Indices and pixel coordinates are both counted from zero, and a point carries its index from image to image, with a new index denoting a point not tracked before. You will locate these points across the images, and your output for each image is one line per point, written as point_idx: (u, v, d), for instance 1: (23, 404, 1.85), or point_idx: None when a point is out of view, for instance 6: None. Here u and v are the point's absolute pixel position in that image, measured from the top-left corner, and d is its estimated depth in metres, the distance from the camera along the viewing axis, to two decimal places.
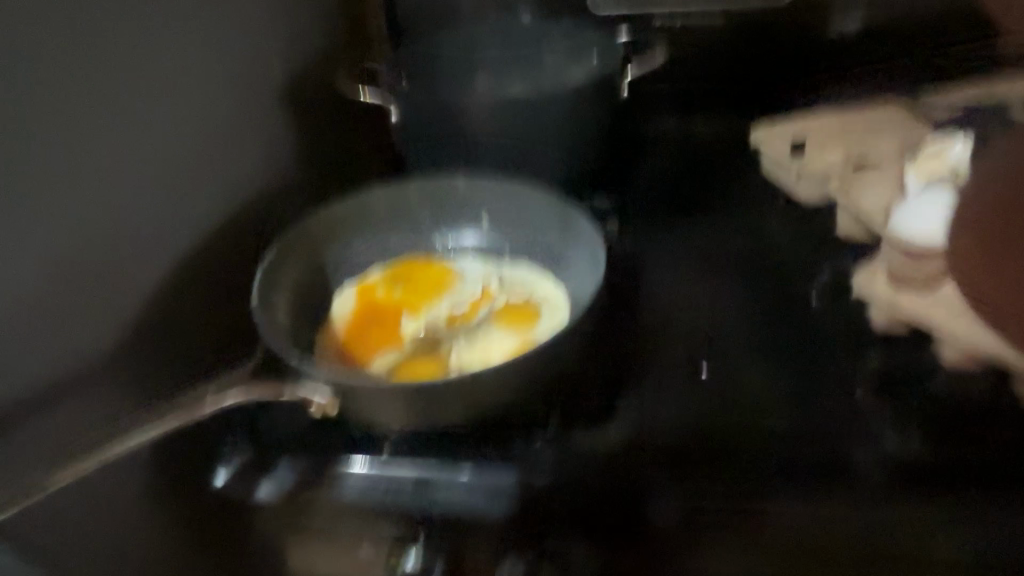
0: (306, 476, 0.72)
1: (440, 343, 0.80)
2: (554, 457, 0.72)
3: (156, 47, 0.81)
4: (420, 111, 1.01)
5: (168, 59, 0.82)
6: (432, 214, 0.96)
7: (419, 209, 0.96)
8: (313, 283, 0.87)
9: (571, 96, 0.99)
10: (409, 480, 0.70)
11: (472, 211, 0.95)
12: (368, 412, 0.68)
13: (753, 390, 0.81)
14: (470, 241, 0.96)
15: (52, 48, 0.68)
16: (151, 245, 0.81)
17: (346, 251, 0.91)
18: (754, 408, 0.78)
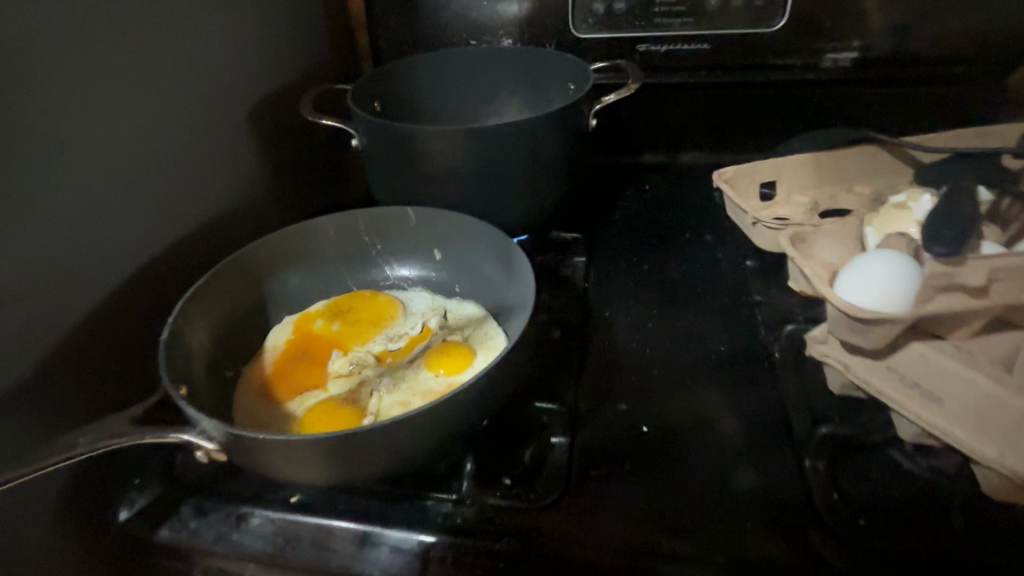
0: (210, 520, 0.69)
1: (365, 384, 0.78)
2: (467, 515, 0.67)
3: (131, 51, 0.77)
4: (378, 135, 0.98)
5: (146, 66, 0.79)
6: (382, 245, 0.94)
7: (370, 237, 0.93)
8: (251, 311, 0.86)
9: (536, 126, 0.95)
10: (313, 530, 0.67)
11: (423, 245, 0.93)
12: (265, 464, 0.61)
13: (697, 450, 0.75)
14: (419, 273, 0.95)
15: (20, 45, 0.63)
16: (106, 255, 0.75)
17: (291, 278, 0.90)
18: (697, 470, 0.72)
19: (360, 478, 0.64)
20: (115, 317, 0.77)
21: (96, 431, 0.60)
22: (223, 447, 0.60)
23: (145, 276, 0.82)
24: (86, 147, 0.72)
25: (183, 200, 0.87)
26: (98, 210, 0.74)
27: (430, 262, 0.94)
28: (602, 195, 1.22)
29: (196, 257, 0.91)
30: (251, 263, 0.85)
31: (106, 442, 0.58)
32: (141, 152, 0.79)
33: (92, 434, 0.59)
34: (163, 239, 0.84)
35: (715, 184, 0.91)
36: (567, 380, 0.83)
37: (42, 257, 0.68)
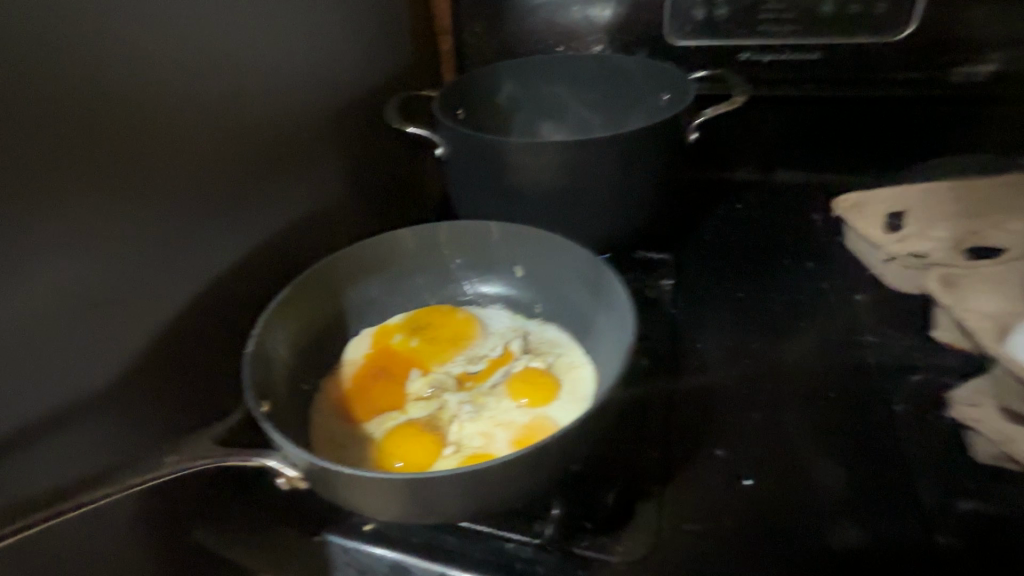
0: (282, 540, 0.66)
1: (444, 410, 0.76)
2: (548, 564, 0.62)
3: (227, 55, 0.76)
4: (464, 145, 0.93)
5: (238, 71, 0.78)
6: (463, 258, 0.90)
7: (450, 251, 0.89)
8: (329, 322, 0.84)
9: (634, 140, 0.89)
10: (387, 564, 0.63)
11: (505, 262, 0.89)
12: (343, 497, 0.59)
13: (810, 513, 0.66)
14: (499, 289, 0.90)
15: (121, 49, 0.63)
16: (188, 263, 0.75)
17: (370, 289, 0.87)
18: (812, 538, 0.64)
19: (436, 517, 0.59)
20: (197, 321, 0.77)
21: (180, 453, 0.59)
22: (303, 475, 0.59)
23: (227, 282, 0.81)
24: (180, 153, 0.72)
25: (267, 206, 0.87)
26: (189, 216, 0.74)
27: (511, 279, 0.89)
28: (692, 212, 1.12)
29: (276, 262, 0.90)
30: (331, 274, 0.82)
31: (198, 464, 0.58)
32: (232, 155, 0.79)
33: (174, 457, 0.59)
34: (246, 246, 0.84)
35: (842, 211, 0.92)
36: (658, 419, 0.76)
37: (133, 263, 0.68)
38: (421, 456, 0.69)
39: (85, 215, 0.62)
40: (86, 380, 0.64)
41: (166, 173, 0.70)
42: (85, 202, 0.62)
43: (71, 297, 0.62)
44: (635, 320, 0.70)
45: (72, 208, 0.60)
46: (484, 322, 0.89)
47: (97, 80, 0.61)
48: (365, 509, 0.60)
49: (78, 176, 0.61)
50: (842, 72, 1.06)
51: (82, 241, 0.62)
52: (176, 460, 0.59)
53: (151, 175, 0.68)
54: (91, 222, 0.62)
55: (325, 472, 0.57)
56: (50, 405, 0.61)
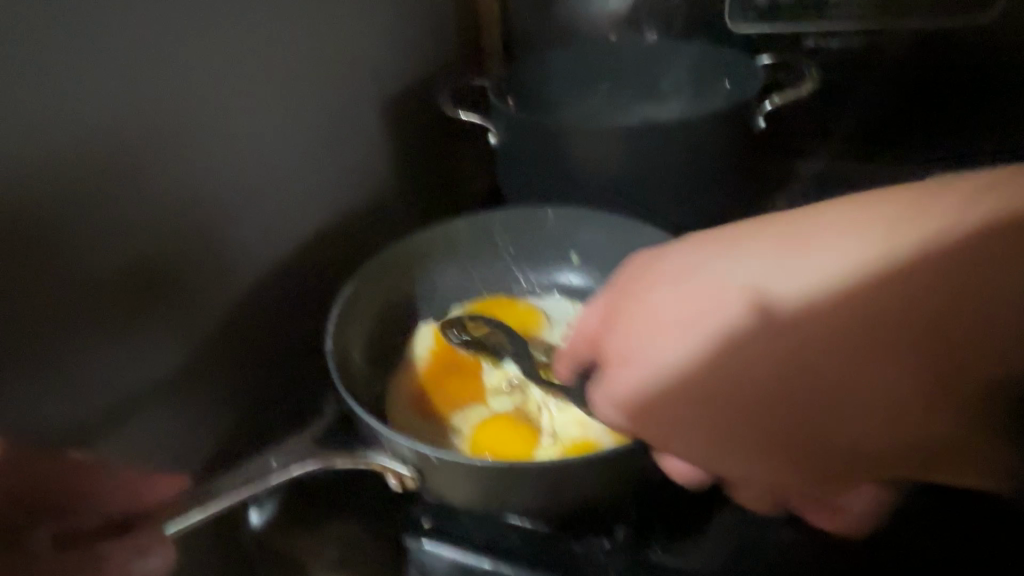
0: (342, 534, 0.64)
1: (530, 401, 0.73)
2: (621, 567, 0.58)
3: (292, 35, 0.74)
4: (518, 133, 0.88)
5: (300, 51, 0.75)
6: (516, 249, 0.88)
7: (503, 241, 0.87)
8: (396, 315, 0.82)
9: (707, 124, 0.83)
10: (451, 561, 0.60)
11: (560, 248, 0.87)
12: (450, 489, 0.56)
13: None
14: (552, 276, 0.89)
15: (190, 23, 0.61)
16: (248, 249, 0.72)
17: (434, 280, 0.85)
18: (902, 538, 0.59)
19: (509, 508, 0.57)
20: (255, 310, 0.74)
21: (282, 459, 0.54)
22: (415, 471, 0.55)
23: (285, 271, 0.78)
24: (246, 134, 0.70)
25: (324, 193, 0.83)
26: (249, 198, 0.71)
27: (569, 265, 0.87)
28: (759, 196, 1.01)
29: (334, 252, 0.87)
30: (396, 265, 0.81)
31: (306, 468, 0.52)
32: (293, 138, 0.76)
33: (279, 462, 0.53)
34: (305, 232, 0.80)
35: None
36: None
37: (198, 245, 0.66)
38: (519, 447, 0.68)
39: (153, 190, 0.60)
40: (150, 363, 0.62)
41: (232, 152, 0.68)
42: (154, 177, 0.60)
43: (134, 278, 0.60)
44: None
45: (139, 181, 0.59)
46: (545, 312, 0.88)
47: (167, 55, 0.60)
48: (447, 495, 0.58)
49: (148, 150, 0.59)
50: (914, 57, 0.99)
51: (149, 217, 0.60)
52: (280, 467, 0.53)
53: (217, 154, 0.66)
54: (159, 198, 0.61)
55: (438, 462, 0.54)
56: (114, 389, 0.59)
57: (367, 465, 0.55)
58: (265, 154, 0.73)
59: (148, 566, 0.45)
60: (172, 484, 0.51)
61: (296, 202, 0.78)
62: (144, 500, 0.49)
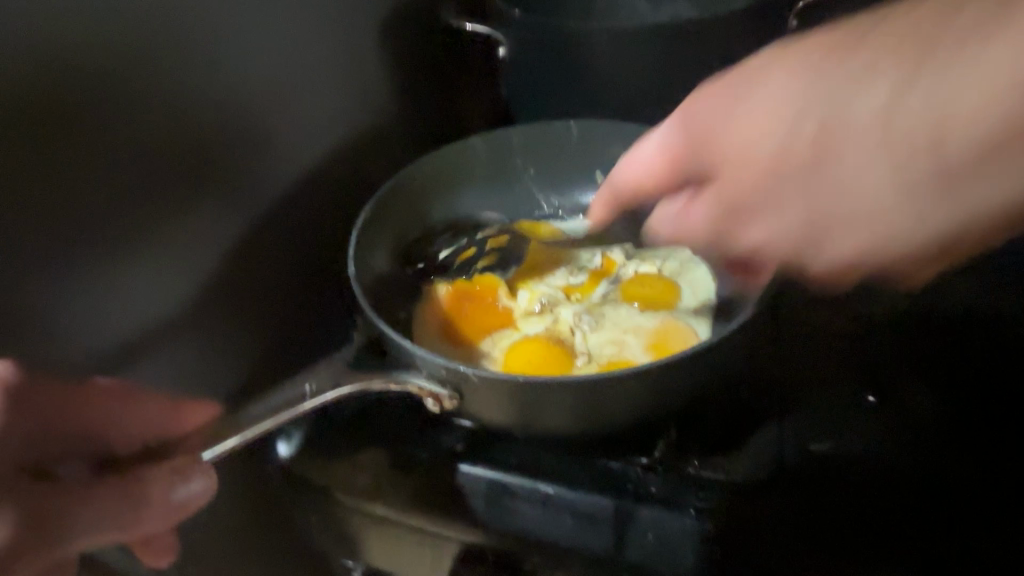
0: (373, 463, 0.62)
1: (563, 324, 0.74)
2: (661, 483, 0.57)
3: None
4: (533, 38, 0.80)
5: None
6: (537, 169, 0.83)
7: (523, 160, 0.83)
8: (413, 241, 0.79)
9: (739, 23, 0.76)
10: (486, 484, 0.59)
11: (585, 167, 0.83)
12: (485, 409, 0.55)
13: (936, 415, 0.61)
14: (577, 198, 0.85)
15: None
16: (250, 174, 0.66)
17: (452, 204, 0.81)
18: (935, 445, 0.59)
19: (549, 427, 0.56)
20: (266, 238, 0.69)
21: (317, 383, 0.52)
22: (451, 391, 0.53)
23: (290, 198, 0.72)
24: (241, 37, 0.63)
25: (326, 112, 0.76)
26: (247, 117, 0.65)
27: (595, 186, 0.84)
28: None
29: (343, 179, 0.81)
30: (412, 188, 0.77)
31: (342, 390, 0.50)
32: (287, 47, 0.68)
33: (314, 386, 0.51)
34: (308, 156, 0.74)
35: None
36: (768, 340, 0.68)
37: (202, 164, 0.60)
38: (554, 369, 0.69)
39: (146, 100, 0.55)
40: (165, 292, 0.58)
41: (228, 58, 0.62)
42: (145, 85, 0.54)
43: (131, 204, 0.54)
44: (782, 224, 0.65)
45: (131, 90, 0.53)
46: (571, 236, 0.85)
47: None
48: (481, 418, 0.57)
49: (135, 53, 0.53)
50: None
51: (145, 130, 0.55)
52: (315, 392, 0.51)
53: (213, 61, 0.60)
54: (153, 109, 0.55)
55: (477, 381, 0.52)
56: (122, 325, 0.55)
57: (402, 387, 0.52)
58: (259, 67, 0.65)
59: (189, 491, 0.44)
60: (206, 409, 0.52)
61: (296, 121, 0.72)
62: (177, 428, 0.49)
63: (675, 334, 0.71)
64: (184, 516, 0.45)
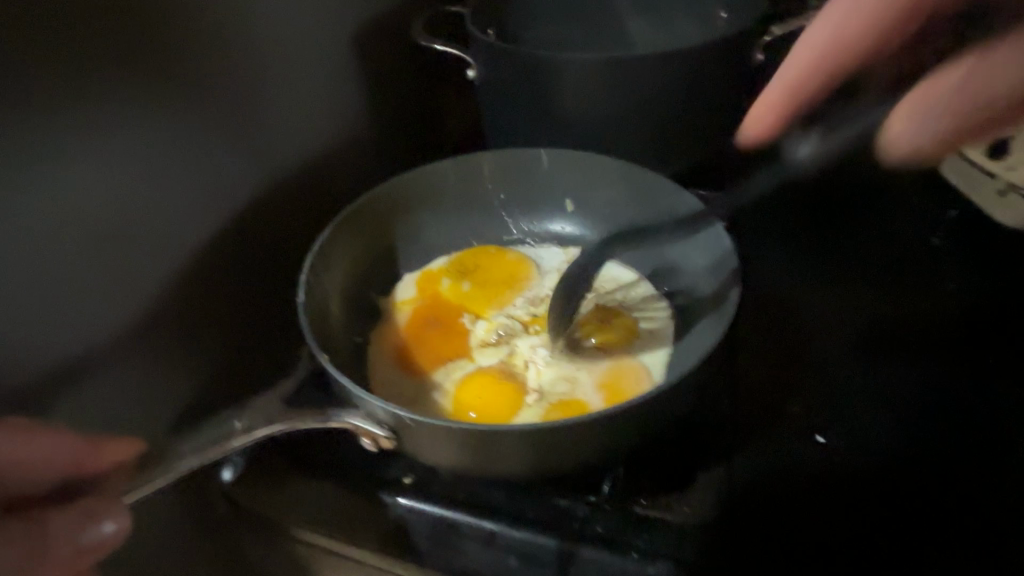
0: (316, 494, 0.61)
1: (517, 358, 0.75)
2: (607, 523, 0.57)
3: None
4: (500, 64, 0.80)
5: None
6: (508, 194, 0.83)
7: (494, 186, 0.82)
8: (374, 264, 0.79)
9: (702, 60, 0.76)
10: (431, 521, 0.58)
11: (554, 195, 0.83)
12: (426, 452, 0.54)
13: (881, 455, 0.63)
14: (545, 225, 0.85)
15: None
16: (202, 197, 0.65)
17: (416, 229, 0.81)
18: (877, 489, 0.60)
19: (500, 471, 0.55)
20: (215, 264, 0.68)
21: (247, 420, 0.52)
22: (390, 433, 0.53)
23: (245, 218, 0.71)
24: (187, 61, 0.61)
25: (286, 130, 0.75)
26: (198, 140, 0.63)
27: (564, 215, 0.84)
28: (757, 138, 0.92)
29: (302, 198, 0.79)
30: (375, 215, 0.77)
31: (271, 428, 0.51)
32: (246, 69, 0.67)
33: (243, 424, 0.52)
34: (264, 176, 0.73)
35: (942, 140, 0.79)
36: (724, 378, 0.68)
37: (143, 193, 0.59)
38: (505, 406, 0.70)
39: (87, 130, 0.53)
40: (100, 321, 0.57)
41: (180, 82, 0.60)
42: (84, 117, 0.52)
43: (74, 230, 0.53)
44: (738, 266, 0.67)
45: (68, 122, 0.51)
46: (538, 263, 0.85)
47: None
48: (425, 459, 0.56)
49: (71, 85, 0.51)
50: None
51: (82, 163, 0.53)
52: (245, 428, 0.52)
53: (159, 88, 0.58)
54: (95, 141, 0.53)
55: (415, 425, 0.52)
56: (56, 355, 0.54)
57: (340, 425, 0.53)
58: (213, 89, 0.64)
59: (100, 532, 0.45)
60: (131, 447, 0.50)
61: (253, 141, 0.70)
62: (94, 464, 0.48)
63: (628, 373, 0.73)
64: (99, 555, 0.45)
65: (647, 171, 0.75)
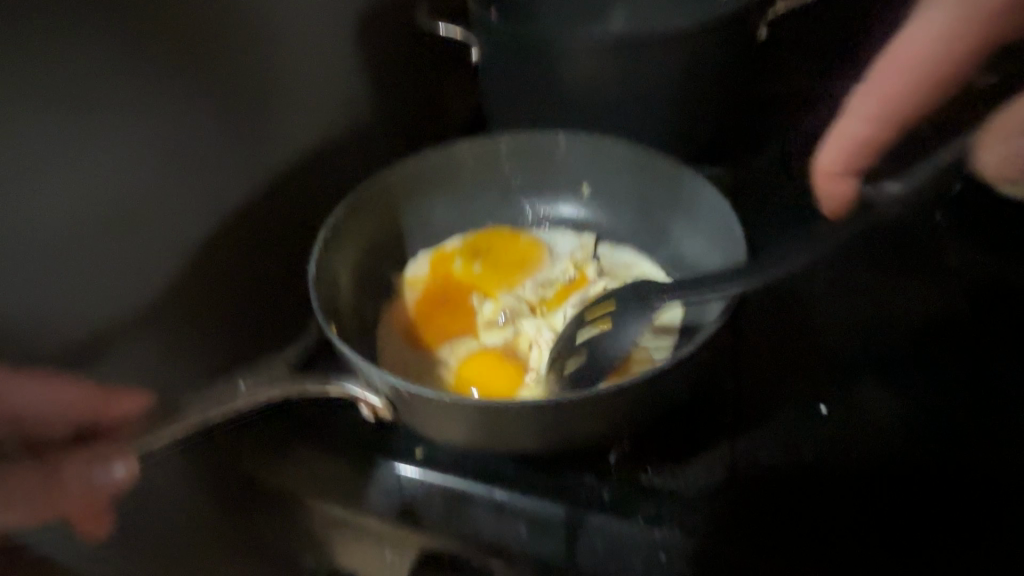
0: (330, 466, 0.63)
1: (521, 337, 0.76)
2: (614, 492, 0.58)
3: None
4: (504, 44, 0.80)
5: None
6: (522, 176, 0.84)
7: (509, 168, 0.83)
8: (383, 245, 0.80)
9: (706, 39, 0.76)
10: (440, 490, 0.60)
11: (570, 178, 0.84)
12: (437, 425, 0.55)
13: (885, 425, 0.63)
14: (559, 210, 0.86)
15: None
16: (214, 180, 0.66)
17: (425, 211, 0.83)
18: (881, 456, 0.61)
19: (514, 445, 0.56)
20: (227, 247, 0.69)
21: (250, 382, 0.55)
22: (387, 403, 0.55)
23: (256, 202, 0.72)
24: (201, 48, 0.61)
25: (293, 114, 0.75)
26: (209, 123, 0.64)
27: (579, 198, 0.85)
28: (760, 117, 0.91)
29: (311, 183, 0.80)
30: (387, 195, 0.78)
31: (276, 390, 0.54)
32: (254, 52, 0.68)
33: (246, 386, 0.54)
34: (273, 159, 0.73)
35: None
36: (728, 353, 0.70)
37: (161, 179, 0.60)
38: (507, 382, 0.71)
39: (103, 116, 0.54)
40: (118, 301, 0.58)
41: (190, 68, 0.61)
42: (105, 105, 0.54)
43: (91, 214, 0.54)
44: (744, 252, 0.68)
45: (92, 110, 0.53)
46: (549, 247, 0.86)
47: None
48: (439, 435, 0.57)
49: (92, 74, 0.52)
50: None
51: (104, 150, 0.54)
52: (249, 390, 0.54)
53: (175, 75, 0.59)
54: (114, 129, 0.55)
55: (412, 396, 0.53)
56: (77, 334, 0.55)
57: (339, 391, 0.55)
58: (223, 74, 0.65)
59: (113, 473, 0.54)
60: (139, 404, 0.57)
61: (262, 125, 0.71)
62: (107, 414, 0.55)
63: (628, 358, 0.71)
64: (109, 490, 0.56)
65: (656, 153, 0.76)
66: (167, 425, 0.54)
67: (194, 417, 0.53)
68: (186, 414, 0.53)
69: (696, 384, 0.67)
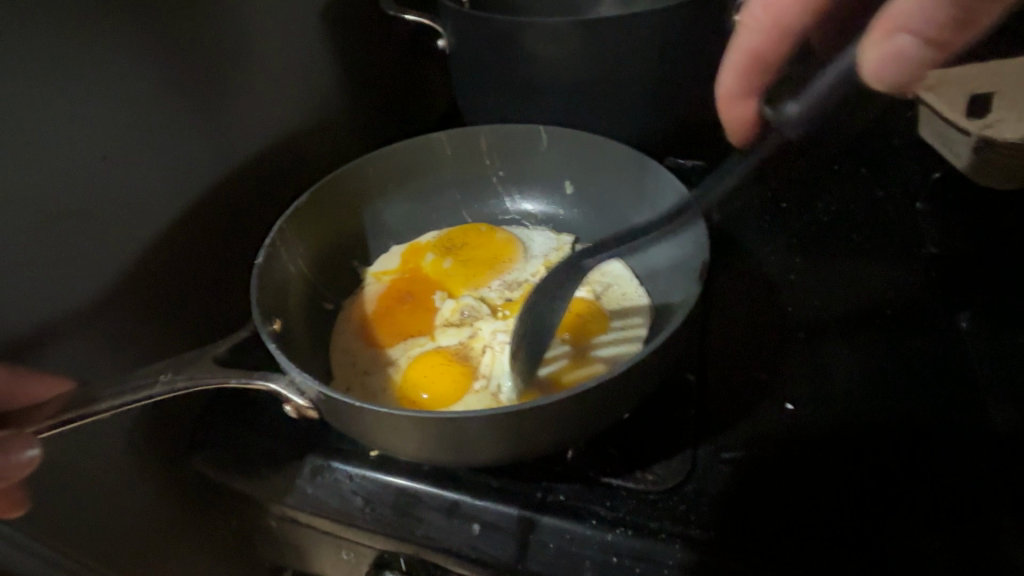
0: (284, 468, 0.61)
1: (477, 341, 0.75)
2: (569, 492, 0.57)
3: None
4: (468, 32, 0.77)
5: None
6: (505, 171, 0.82)
7: (491, 162, 0.81)
8: (347, 240, 0.78)
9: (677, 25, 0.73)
10: (393, 493, 0.58)
11: (554, 176, 0.82)
12: (378, 436, 0.52)
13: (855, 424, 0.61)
14: (547, 210, 0.85)
15: None
16: (164, 174, 0.64)
17: (393, 205, 0.81)
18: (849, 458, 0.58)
19: (472, 458, 0.53)
20: (181, 243, 0.67)
21: (171, 371, 0.52)
22: (312, 403, 0.52)
23: (212, 196, 0.70)
24: (143, 32, 0.59)
25: (250, 105, 0.73)
26: (156, 113, 0.62)
27: (562, 196, 0.83)
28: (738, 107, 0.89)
29: (272, 176, 0.78)
30: (352, 187, 0.76)
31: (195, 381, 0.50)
32: (205, 40, 0.65)
33: (166, 375, 0.51)
34: (229, 152, 0.71)
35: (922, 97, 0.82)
36: (695, 347, 0.68)
37: (103, 169, 0.58)
38: (453, 388, 0.70)
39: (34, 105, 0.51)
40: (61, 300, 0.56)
41: (132, 55, 0.58)
42: (34, 89, 0.51)
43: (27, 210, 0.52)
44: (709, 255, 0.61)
45: (21, 93, 0.50)
46: (525, 244, 0.85)
47: None
48: (385, 446, 0.54)
49: (17, 57, 0.50)
50: None
51: (36, 137, 0.52)
52: (168, 379, 0.51)
53: (115, 59, 0.57)
54: (47, 113, 0.52)
55: (336, 402, 0.50)
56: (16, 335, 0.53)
57: (265, 387, 0.52)
58: (171, 62, 0.62)
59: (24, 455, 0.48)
60: (55, 385, 0.54)
61: (217, 116, 0.68)
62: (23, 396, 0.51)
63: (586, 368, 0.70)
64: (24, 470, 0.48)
65: (626, 145, 0.73)
66: (76, 411, 0.49)
67: (102, 401, 0.49)
68: (97, 400, 0.49)
69: (664, 384, 0.65)
